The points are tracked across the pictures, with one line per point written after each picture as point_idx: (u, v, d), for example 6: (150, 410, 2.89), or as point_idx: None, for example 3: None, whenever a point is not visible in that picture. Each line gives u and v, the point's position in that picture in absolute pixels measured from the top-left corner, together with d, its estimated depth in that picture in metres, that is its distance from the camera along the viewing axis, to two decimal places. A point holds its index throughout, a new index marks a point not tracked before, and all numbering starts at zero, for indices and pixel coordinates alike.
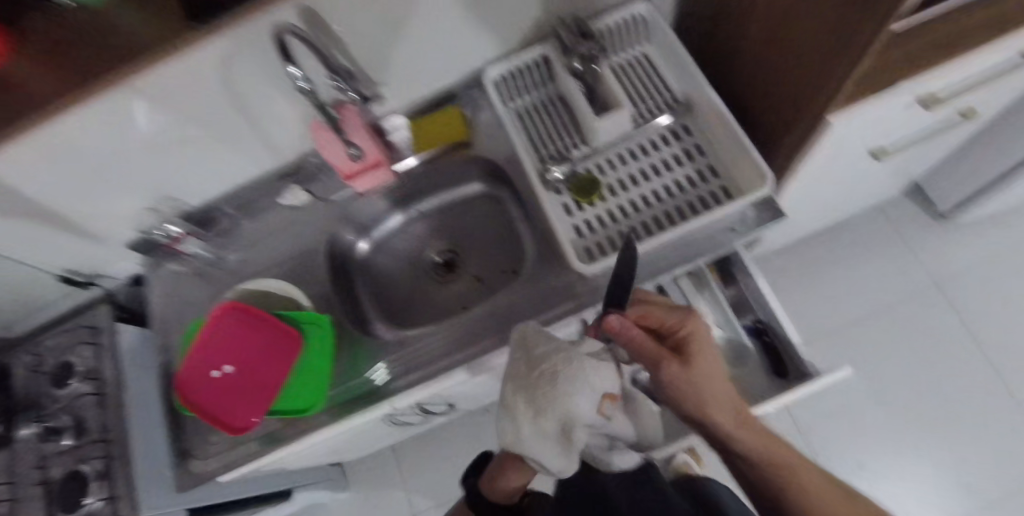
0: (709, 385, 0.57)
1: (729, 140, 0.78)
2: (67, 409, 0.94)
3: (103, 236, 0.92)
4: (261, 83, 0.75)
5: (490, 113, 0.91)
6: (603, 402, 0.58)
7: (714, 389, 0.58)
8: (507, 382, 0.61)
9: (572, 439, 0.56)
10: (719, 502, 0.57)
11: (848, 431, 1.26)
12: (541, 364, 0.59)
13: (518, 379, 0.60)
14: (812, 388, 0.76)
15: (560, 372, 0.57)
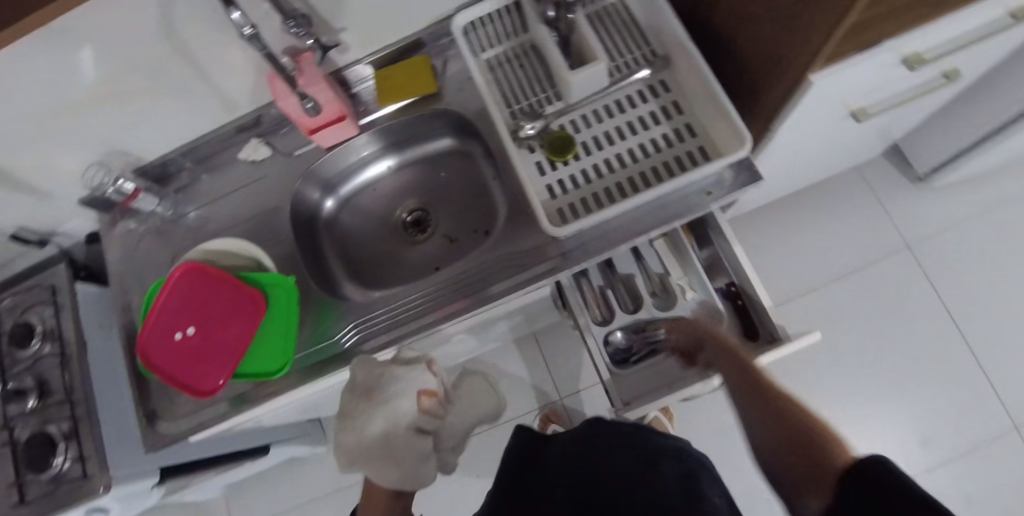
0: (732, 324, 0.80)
1: (708, 97, 0.75)
2: (30, 369, 0.92)
3: (52, 192, 0.87)
4: (206, 28, 0.70)
5: (460, 65, 0.87)
6: (423, 399, 0.75)
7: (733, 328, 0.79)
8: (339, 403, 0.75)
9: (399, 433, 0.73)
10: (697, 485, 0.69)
11: (814, 387, 1.30)
12: (366, 390, 0.73)
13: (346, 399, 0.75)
14: (780, 353, 0.77)
15: (383, 378, 0.74)
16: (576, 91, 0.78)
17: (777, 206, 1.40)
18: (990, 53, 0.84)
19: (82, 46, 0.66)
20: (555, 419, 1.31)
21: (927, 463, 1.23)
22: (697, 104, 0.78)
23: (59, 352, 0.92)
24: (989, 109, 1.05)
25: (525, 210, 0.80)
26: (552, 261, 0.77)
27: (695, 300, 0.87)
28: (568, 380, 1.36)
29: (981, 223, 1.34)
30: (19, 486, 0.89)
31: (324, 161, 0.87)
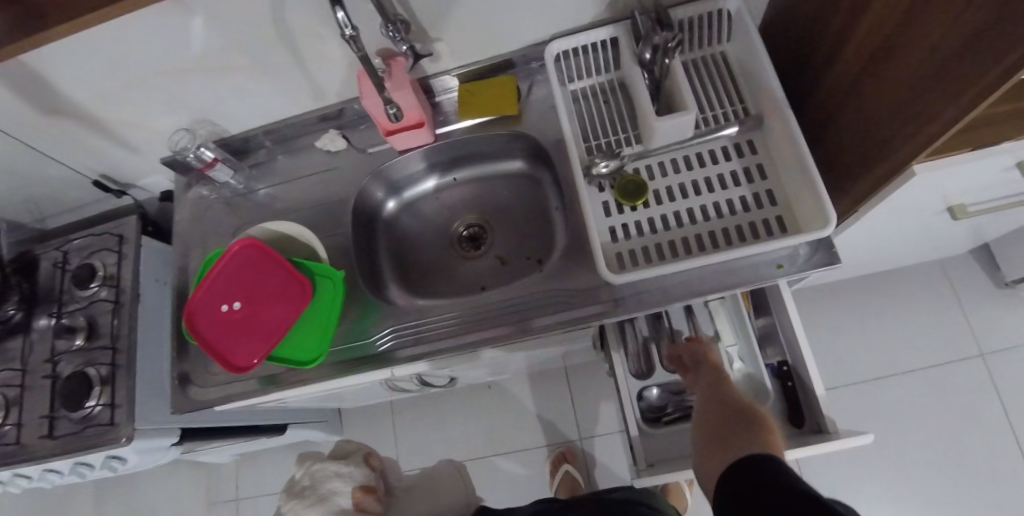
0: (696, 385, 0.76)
1: (797, 166, 0.71)
2: (84, 309, 0.97)
3: (139, 148, 0.92)
4: (310, 20, 0.72)
5: (545, 91, 0.86)
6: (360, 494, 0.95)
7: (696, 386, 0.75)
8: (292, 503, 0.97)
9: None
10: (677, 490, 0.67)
11: (849, 483, 1.22)
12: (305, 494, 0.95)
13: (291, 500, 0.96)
14: (826, 448, 0.71)
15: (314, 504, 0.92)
16: (658, 138, 0.76)
17: (842, 285, 1.33)
18: None
19: (193, 19, 0.69)
20: (571, 459, 1.27)
21: None
22: (782, 171, 0.75)
23: (114, 299, 0.96)
24: None
25: (584, 247, 0.78)
26: (602, 305, 0.75)
27: (739, 371, 0.84)
28: (591, 421, 1.31)
29: None
30: (51, 419, 0.93)
31: (394, 163, 0.88)
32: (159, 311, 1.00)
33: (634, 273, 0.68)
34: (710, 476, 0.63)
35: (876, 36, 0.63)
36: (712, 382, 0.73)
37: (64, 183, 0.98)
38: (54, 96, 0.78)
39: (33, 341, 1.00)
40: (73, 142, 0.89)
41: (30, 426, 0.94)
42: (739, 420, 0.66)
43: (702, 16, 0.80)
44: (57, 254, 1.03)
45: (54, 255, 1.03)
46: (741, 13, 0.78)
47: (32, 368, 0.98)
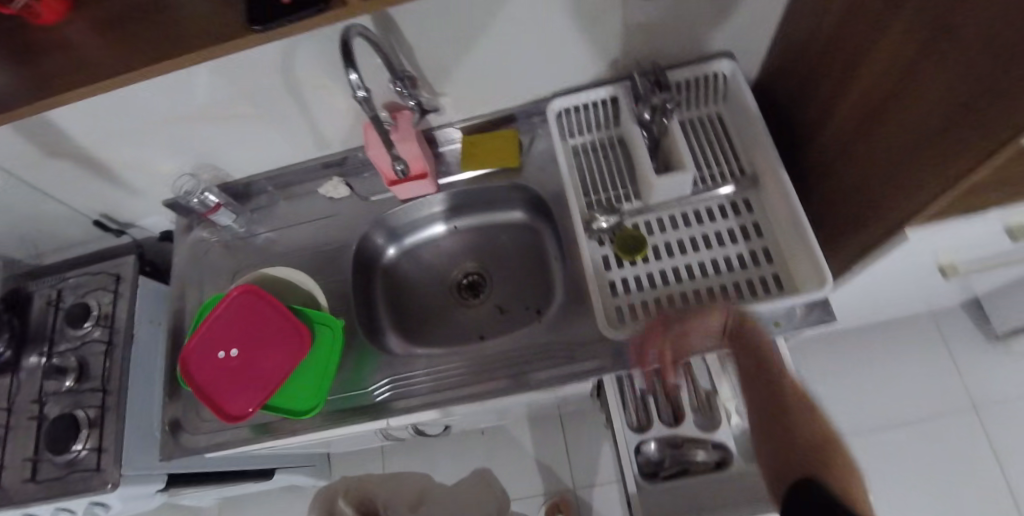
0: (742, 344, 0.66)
1: (792, 226, 0.73)
2: (75, 349, 0.95)
3: (142, 190, 0.92)
4: (320, 75, 0.74)
5: (546, 145, 0.88)
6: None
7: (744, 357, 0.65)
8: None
9: None
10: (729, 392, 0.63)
11: None
12: None
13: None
14: None
15: None
16: (656, 194, 0.77)
17: (836, 335, 1.34)
18: None
19: (205, 70, 0.70)
20: (565, 509, 1.24)
21: None
22: (778, 230, 0.76)
23: (106, 339, 0.95)
24: None
25: (582, 300, 0.79)
26: (601, 359, 0.75)
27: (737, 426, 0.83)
28: (586, 470, 1.29)
29: None
30: (34, 462, 0.90)
31: (397, 211, 0.89)
32: (150, 353, 0.99)
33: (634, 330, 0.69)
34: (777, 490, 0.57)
35: (865, 104, 0.67)
36: (745, 381, 0.65)
37: (64, 222, 0.98)
38: (61, 140, 0.79)
39: (19, 381, 0.97)
40: (76, 183, 0.89)
41: (11, 470, 0.91)
42: (785, 426, 0.58)
43: (697, 77, 0.83)
44: (51, 292, 1.02)
45: (48, 293, 1.02)
46: (736, 76, 0.82)
47: (17, 409, 0.95)
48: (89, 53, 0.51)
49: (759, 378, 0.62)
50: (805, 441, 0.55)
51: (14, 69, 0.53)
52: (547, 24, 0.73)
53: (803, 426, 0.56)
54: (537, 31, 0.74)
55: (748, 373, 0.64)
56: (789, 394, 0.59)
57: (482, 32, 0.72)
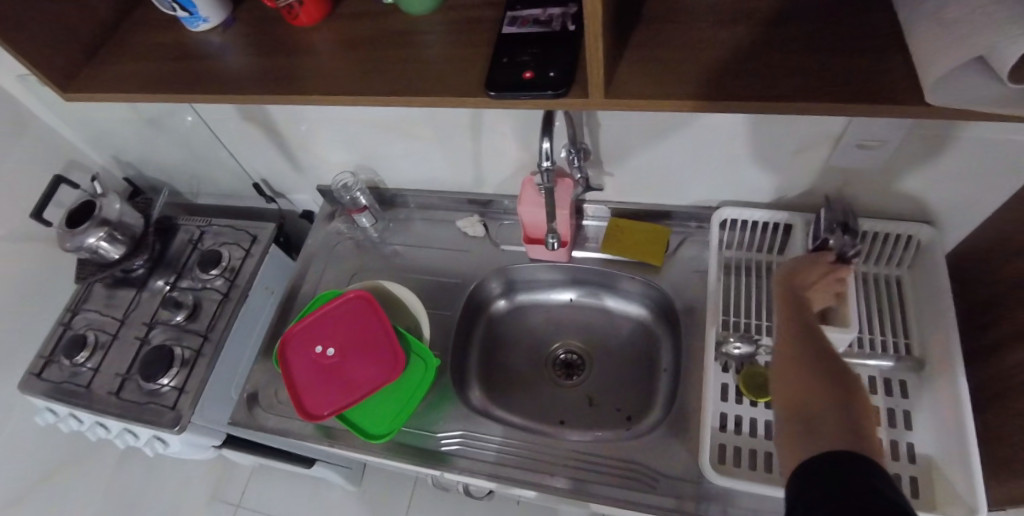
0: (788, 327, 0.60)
1: (955, 435, 0.63)
2: (195, 290, 1.02)
3: (304, 170, 0.98)
4: (504, 122, 0.75)
5: (693, 253, 0.84)
6: None
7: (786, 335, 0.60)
8: None
9: None
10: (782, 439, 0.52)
11: None
12: None
13: None
14: None
15: None
16: None
17: None
18: None
19: None
20: None
21: None
22: (934, 429, 0.66)
23: (224, 291, 1.00)
24: None
25: (683, 429, 0.73)
26: (682, 500, 0.68)
27: None
28: None
29: None
30: (123, 379, 0.96)
31: (522, 266, 0.88)
32: (254, 316, 1.03)
33: (737, 480, 0.63)
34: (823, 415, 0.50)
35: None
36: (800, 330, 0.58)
37: (230, 174, 1.07)
38: (260, 108, 0.86)
39: (139, 299, 1.04)
40: (255, 148, 0.97)
41: (102, 378, 0.97)
42: (823, 399, 0.51)
43: (889, 233, 0.76)
44: (194, 231, 1.10)
45: (191, 231, 1.10)
46: (932, 245, 0.73)
47: (128, 323, 1.02)
48: (328, 64, 0.55)
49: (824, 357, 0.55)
50: (856, 425, 0.48)
51: (260, 58, 0.58)
52: (742, 141, 0.70)
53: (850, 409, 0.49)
54: (730, 144, 0.71)
55: (805, 331, 0.58)
56: (851, 378, 0.52)
57: (675, 128, 0.70)
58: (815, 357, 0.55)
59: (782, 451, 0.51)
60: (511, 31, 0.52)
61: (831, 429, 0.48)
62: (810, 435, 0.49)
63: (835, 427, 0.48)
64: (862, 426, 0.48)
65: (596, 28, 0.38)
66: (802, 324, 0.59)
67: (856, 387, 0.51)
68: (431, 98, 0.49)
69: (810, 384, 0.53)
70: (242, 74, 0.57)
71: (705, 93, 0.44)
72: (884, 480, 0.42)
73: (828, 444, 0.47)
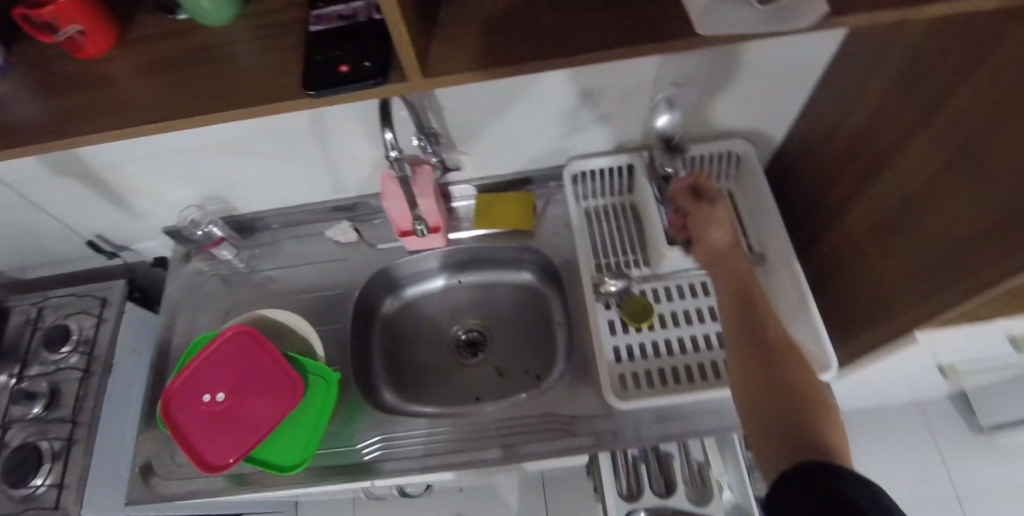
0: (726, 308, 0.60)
1: (799, 310, 0.74)
2: (49, 374, 0.90)
3: (143, 215, 0.90)
4: (348, 122, 0.74)
5: (561, 210, 0.88)
6: None
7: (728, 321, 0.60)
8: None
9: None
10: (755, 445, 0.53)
11: None
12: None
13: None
14: None
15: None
16: (669, 264, 0.77)
17: None
18: None
19: None
20: None
21: None
22: (784, 310, 0.76)
23: (83, 366, 0.90)
24: None
25: (586, 373, 0.78)
26: (598, 435, 0.73)
27: None
28: None
29: None
30: None
31: (404, 261, 0.88)
32: (126, 384, 0.93)
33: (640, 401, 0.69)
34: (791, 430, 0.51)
35: (877, 213, 0.67)
36: (739, 317, 0.59)
37: (55, 239, 0.95)
38: (70, 158, 0.77)
39: None
40: (78, 204, 0.87)
41: None
42: (787, 412, 0.52)
43: (715, 153, 0.85)
44: (29, 310, 0.97)
45: (26, 311, 0.97)
46: (750, 156, 0.84)
47: None
48: (135, 96, 0.51)
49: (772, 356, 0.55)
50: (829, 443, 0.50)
51: (49, 103, 0.52)
52: (576, 98, 0.75)
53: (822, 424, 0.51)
54: (566, 103, 0.75)
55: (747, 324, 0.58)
56: (803, 377, 0.54)
57: (513, 97, 0.73)
58: (758, 354, 0.56)
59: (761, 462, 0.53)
60: (319, 31, 0.51)
61: (803, 447, 0.49)
62: (784, 449, 0.50)
63: (798, 438, 0.50)
64: (823, 431, 0.50)
65: (395, 15, 0.39)
66: (738, 301, 0.60)
67: (812, 388, 0.53)
68: (252, 113, 0.47)
69: (767, 392, 0.54)
70: (34, 123, 0.51)
71: (518, 59, 0.47)
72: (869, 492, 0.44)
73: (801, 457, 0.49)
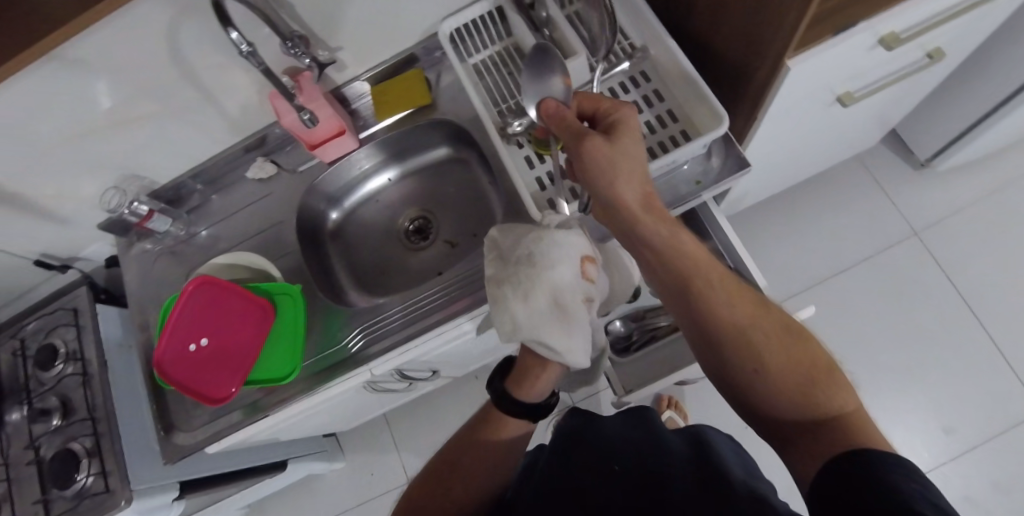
0: (627, 184, 0.58)
1: (686, 81, 0.76)
2: (55, 390, 0.91)
3: (72, 217, 0.92)
4: (208, 50, 0.75)
5: (452, 76, 0.90)
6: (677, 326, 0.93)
7: (631, 187, 0.58)
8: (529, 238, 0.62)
9: (564, 308, 0.60)
10: (726, 474, 0.52)
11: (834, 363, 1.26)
12: (528, 255, 0.61)
13: (546, 327, 0.59)
14: None
15: (534, 255, 0.61)
16: None
17: (782, 202, 1.38)
18: (970, 34, 0.83)
19: (104, 71, 0.72)
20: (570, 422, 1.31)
21: (947, 452, 1.18)
22: (674, 91, 0.79)
23: (82, 371, 0.91)
24: (987, 82, 1.05)
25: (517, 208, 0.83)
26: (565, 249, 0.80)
27: None
28: (581, 384, 1.36)
29: (990, 203, 1.31)
30: (43, 501, 0.86)
31: (326, 176, 0.91)
32: (127, 374, 0.98)
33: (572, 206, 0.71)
34: (732, 334, 0.53)
35: None
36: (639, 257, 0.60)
37: (6, 272, 0.96)
38: None
39: (4, 436, 0.92)
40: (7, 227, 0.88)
41: None
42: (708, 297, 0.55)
43: None
44: (12, 344, 0.96)
45: (10, 344, 0.97)
46: None
47: (12, 462, 0.91)
48: None
49: (736, 322, 0.53)
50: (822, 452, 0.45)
51: None
52: None
53: (733, 316, 0.54)
54: None
55: (678, 301, 0.57)
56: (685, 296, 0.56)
57: None
58: (737, 358, 0.53)
59: (783, 349, 0.52)
60: None
61: (788, 371, 0.51)
62: (684, 307, 0.56)
63: (789, 374, 0.50)
64: (697, 318, 0.55)
65: None
66: (623, 228, 0.59)
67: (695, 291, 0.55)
68: None
69: (683, 320, 0.57)
70: None
71: None
72: (896, 454, 0.42)
73: (782, 352, 0.51)
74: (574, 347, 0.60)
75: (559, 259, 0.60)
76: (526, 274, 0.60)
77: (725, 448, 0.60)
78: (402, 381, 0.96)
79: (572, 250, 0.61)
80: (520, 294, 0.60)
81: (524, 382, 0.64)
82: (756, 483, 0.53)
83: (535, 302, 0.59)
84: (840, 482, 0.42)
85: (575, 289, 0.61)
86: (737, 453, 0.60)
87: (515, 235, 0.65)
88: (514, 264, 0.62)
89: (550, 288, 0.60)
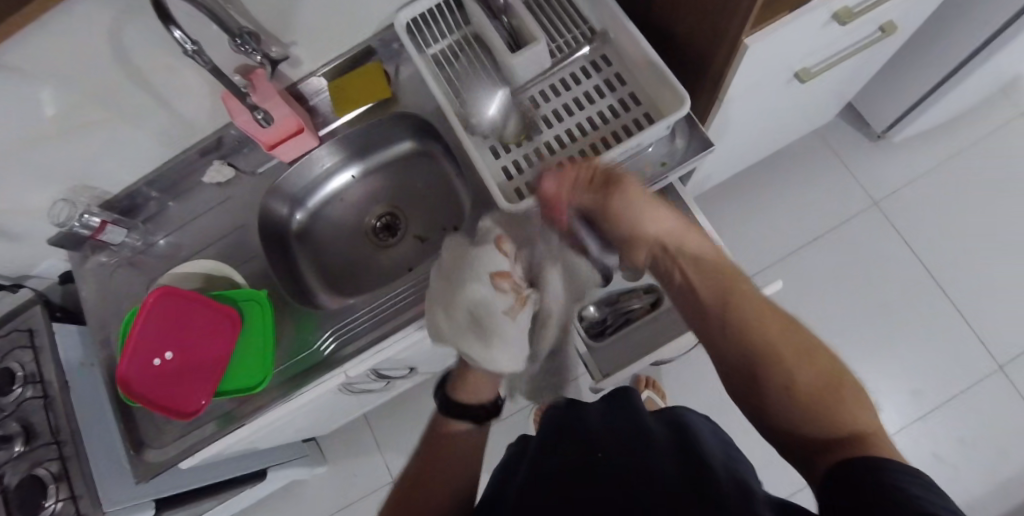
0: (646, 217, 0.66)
1: (646, 63, 0.76)
2: (14, 416, 0.87)
3: (19, 234, 0.87)
4: (154, 51, 0.72)
5: (412, 68, 0.89)
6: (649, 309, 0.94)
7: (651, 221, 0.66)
8: (450, 261, 0.70)
9: (483, 322, 0.66)
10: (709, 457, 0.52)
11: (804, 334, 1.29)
12: (454, 275, 0.68)
13: (466, 337, 0.67)
14: None
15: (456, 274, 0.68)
16: (521, 73, 0.78)
17: (748, 179, 1.40)
18: (920, 6, 0.84)
19: (42, 77, 0.68)
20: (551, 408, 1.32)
21: (915, 412, 1.22)
22: (636, 74, 0.79)
23: (42, 394, 0.87)
24: (937, 54, 1.08)
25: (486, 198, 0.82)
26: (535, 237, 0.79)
27: None
28: None
29: (944, 170, 1.35)
30: None
31: (287, 176, 0.89)
32: (91, 393, 0.94)
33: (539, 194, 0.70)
34: (767, 366, 0.53)
35: None
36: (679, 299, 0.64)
37: None
38: None
39: None
40: None
41: None
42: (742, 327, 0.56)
43: None
44: None
45: None
46: None
47: None
48: None
49: (763, 350, 0.54)
50: (831, 457, 0.46)
51: None
52: None
53: (761, 341, 0.55)
54: None
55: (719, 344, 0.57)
56: (720, 335, 0.58)
57: None
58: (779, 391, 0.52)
59: (812, 370, 0.52)
60: None
61: (821, 390, 0.50)
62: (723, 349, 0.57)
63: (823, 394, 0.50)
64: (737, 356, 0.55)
65: None
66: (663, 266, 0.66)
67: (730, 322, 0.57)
68: None
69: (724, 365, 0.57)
70: None
71: None
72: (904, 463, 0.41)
73: (811, 372, 0.52)
74: (495, 356, 0.67)
75: (472, 280, 0.66)
76: (450, 293, 0.67)
77: (704, 429, 0.60)
78: (378, 381, 0.95)
79: (485, 267, 0.67)
80: (445, 306, 0.68)
81: (468, 383, 0.71)
82: (739, 467, 0.53)
83: (456, 316, 0.67)
84: (844, 491, 0.41)
85: (492, 304, 0.67)
86: (717, 435, 0.61)
87: (449, 246, 0.71)
88: (442, 282, 0.69)
89: (468, 306, 0.66)
